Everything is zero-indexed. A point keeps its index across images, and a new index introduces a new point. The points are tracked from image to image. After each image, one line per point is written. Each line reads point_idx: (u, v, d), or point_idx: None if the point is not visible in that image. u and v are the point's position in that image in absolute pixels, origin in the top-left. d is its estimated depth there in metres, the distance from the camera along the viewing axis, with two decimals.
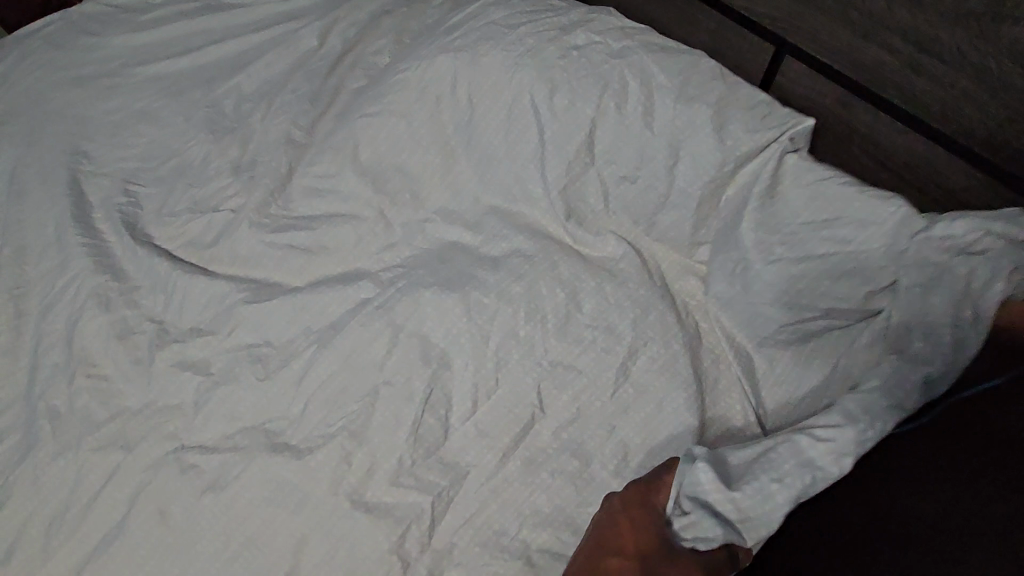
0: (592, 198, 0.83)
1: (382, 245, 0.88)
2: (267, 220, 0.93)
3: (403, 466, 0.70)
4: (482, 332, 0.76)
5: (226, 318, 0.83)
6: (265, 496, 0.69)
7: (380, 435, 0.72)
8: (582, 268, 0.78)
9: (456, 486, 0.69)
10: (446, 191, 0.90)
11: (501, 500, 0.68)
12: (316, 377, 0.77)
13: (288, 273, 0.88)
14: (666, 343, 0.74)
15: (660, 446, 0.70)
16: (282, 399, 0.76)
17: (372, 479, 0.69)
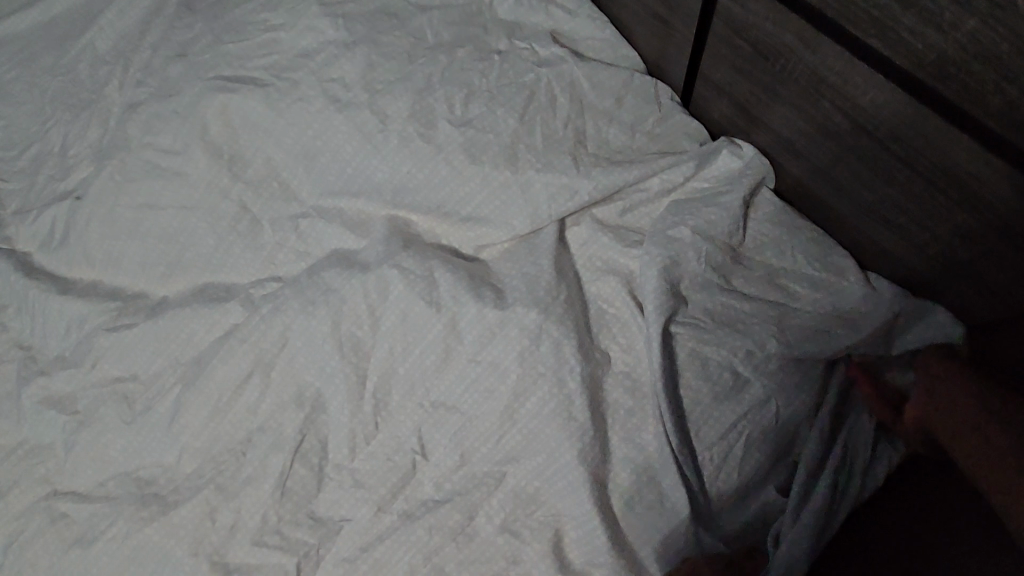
0: (492, 198, 0.69)
1: (251, 252, 0.74)
2: (125, 219, 0.79)
3: (267, 524, 0.63)
4: (357, 368, 0.65)
5: (90, 346, 0.74)
6: (129, 553, 0.64)
7: (247, 488, 0.64)
8: (468, 289, 0.65)
9: (325, 545, 0.62)
10: (322, 181, 0.74)
11: (373, 561, 0.60)
12: (181, 417, 0.68)
13: (155, 287, 0.77)
14: (560, 372, 0.61)
15: (555, 504, 0.59)
16: (146, 442, 0.69)
17: (235, 536, 0.63)
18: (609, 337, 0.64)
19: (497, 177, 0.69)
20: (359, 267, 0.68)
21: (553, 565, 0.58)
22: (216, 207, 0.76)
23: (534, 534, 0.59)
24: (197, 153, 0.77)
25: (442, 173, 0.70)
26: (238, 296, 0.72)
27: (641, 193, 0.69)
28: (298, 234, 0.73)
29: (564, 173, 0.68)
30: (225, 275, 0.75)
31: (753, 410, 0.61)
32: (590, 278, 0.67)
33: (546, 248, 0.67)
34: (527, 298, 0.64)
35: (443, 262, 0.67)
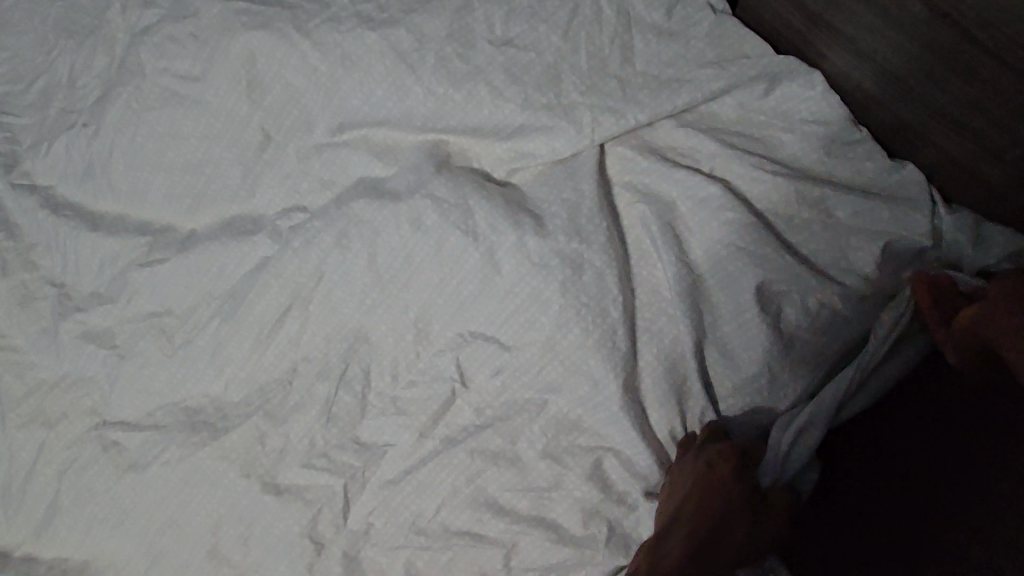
0: (533, 122, 0.67)
1: (276, 180, 0.72)
2: (149, 151, 0.77)
3: (313, 447, 0.64)
4: (396, 296, 0.65)
5: (126, 282, 0.74)
6: (182, 477, 0.66)
7: (294, 414, 0.65)
8: (503, 216, 0.63)
9: (371, 467, 0.63)
10: (348, 105, 0.70)
11: (416, 482, 0.62)
12: (223, 348, 0.69)
13: (182, 220, 0.75)
14: (603, 296, 0.61)
15: (598, 426, 0.60)
16: (189, 372, 0.70)
17: (283, 459, 0.65)
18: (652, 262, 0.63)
19: (538, 100, 0.68)
20: (391, 195, 0.66)
21: (595, 482, 0.60)
22: (239, 135, 0.73)
23: (576, 452, 0.60)
24: (216, 78, 0.74)
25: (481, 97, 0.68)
26: (266, 228, 0.71)
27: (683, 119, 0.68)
28: (321, 161, 0.71)
29: (608, 100, 0.67)
30: (252, 206, 0.73)
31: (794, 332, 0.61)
32: (631, 202, 0.65)
33: (587, 172, 0.65)
34: (567, 226, 0.62)
35: (481, 187, 0.65)
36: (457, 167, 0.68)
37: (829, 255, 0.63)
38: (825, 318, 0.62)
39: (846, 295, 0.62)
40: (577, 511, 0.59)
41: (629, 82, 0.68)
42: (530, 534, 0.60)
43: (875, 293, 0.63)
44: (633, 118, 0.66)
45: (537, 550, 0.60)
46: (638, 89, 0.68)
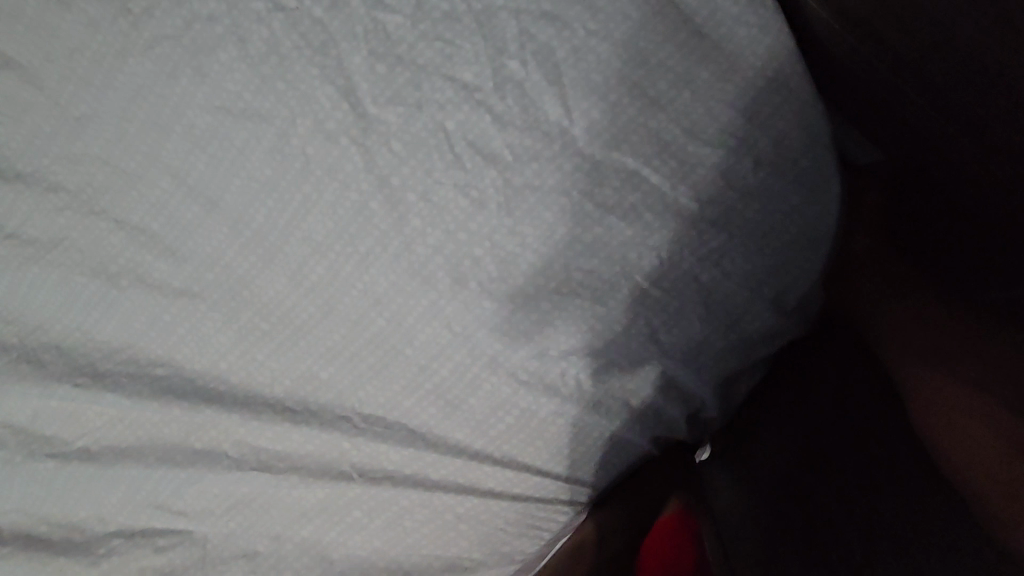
0: (448, 127, 0.55)
1: (146, 192, 0.64)
2: (13, 151, 0.68)
3: (219, 433, 0.67)
4: (292, 362, 0.65)
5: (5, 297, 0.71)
6: (101, 443, 0.70)
7: (186, 462, 0.68)
8: (392, 208, 0.56)
9: (268, 456, 0.66)
10: (231, 116, 0.59)
11: (316, 471, 0.66)
12: (127, 328, 0.68)
13: (46, 235, 0.69)
14: (511, 295, 0.56)
15: (499, 424, 0.61)
16: (94, 345, 0.70)
17: (192, 438, 0.68)
18: (570, 258, 0.56)
19: (450, 70, 0.56)
20: (282, 228, 0.60)
21: (493, 464, 0.63)
22: (108, 143, 0.64)
23: (476, 441, 0.63)
24: (84, 79, 0.63)
25: (391, 87, 0.56)
26: (145, 204, 0.65)
27: (624, 80, 0.56)
28: (197, 177, 0.61)
29: (542, 102, 0.56)
30: (121, 222, 0.66)
31: (705, 335, 0.61)
32: (568, 229, 0.56)
33: (500, 151, 0.55)
34: (493, 273, 0.56)
35: (374, 170, 0.56)
36: (344, 201, 0.57)
37: (756, 246, 0.60)
38: (738, 315, 0.61)
39: (761, 292, 0.61)
40: (469, 489, 0.64)
41: (575, 75, 0.56)
42: (421, 506, 0.65)
43: (794, 282, 0.62)
44: (572, 126, 0.56)
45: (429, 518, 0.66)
46: (579, 46, 0.56)
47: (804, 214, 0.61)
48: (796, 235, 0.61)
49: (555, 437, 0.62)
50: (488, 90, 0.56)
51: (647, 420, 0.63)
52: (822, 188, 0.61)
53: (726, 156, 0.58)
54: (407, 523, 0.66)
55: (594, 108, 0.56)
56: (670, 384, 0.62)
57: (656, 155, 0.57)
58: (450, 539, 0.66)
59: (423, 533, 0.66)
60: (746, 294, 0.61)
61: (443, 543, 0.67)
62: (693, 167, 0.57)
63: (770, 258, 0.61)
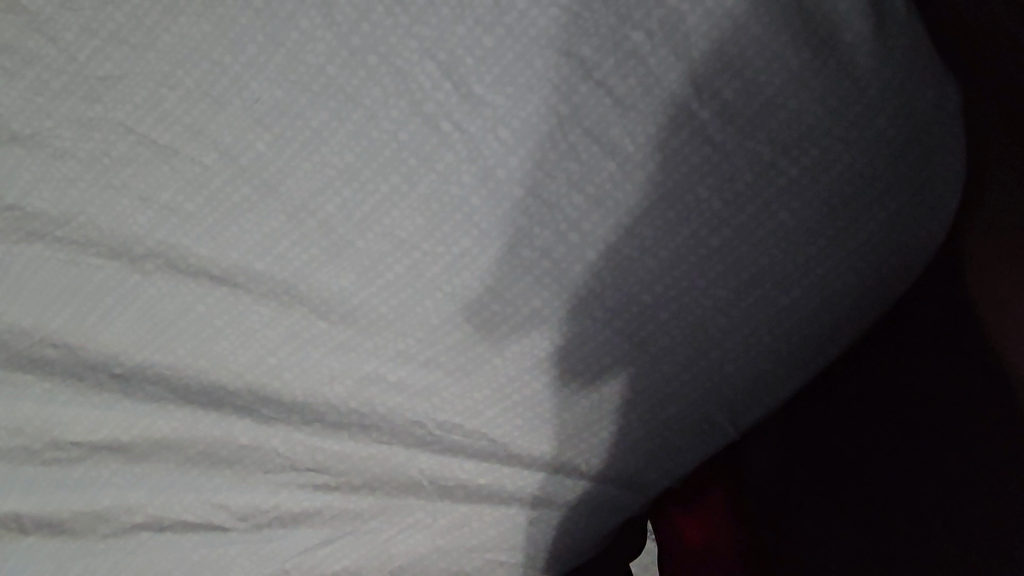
0: (561, 110, 0.51)
1: (185, 168, 0.57)
2: (15, 111, 0.59)
3: (272, 434, 0.61)
4: (358, 361, 0.58)
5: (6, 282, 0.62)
6: (137, 441, 0.63)
7: (231, 463, 0.62)
8: (490, 202, 0.53)
9: (328, 460, 0.60)
10: (307, 92, 0.53)
11: (382, 477, 0.60)
12: (156, 317, 0.60)
13: (58, 210, 0.59)
14: (618, 295, 0.53)
15: (590, 428, 0.58)
16: (119, 338, 0.61)
17: (240, 440, 0.61)
18: (684, 258, 0.53)
19: (567, 45, 0.51)
20: (364, 214, 0.55)
21: (579, 471, 0.59)
22: (135, 110, 0.56)
23: (563, 447, 0.58)
24: (116, 37, 0.56)
25: (499, 64, 0.51)
26: (179, 182, 0.57)
27: (762, 56, 0.50)
28: (255, 156, 0.55)
29: (668, 81, 0.50)
30: (158, 202, 0.58)
31: (821, 341, 0.56)
32: (685, 225, 0.52)
33: (616, 142, 0.51)
34: (600, 271, 0.53)
35: (478, 160, 0.53)
36: (443, 195, 0.54)
37: (885, 248, 0.53)
38: (858, 323, 0.56)
39: (885, 296, 0.55)
40: (550, 497, 0.60)
41: (706, 46, 0.50)
42: (498, 515, 0.61)
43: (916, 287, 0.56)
44: (701, 108, 0.51)
45: (504, 527, 0.61)
46: (715, 13, 0.49)
47: (936, 216, 0.53)
48: (930, 240, 0.54)
49: (647, 442, 0.58)
50: (608, 66, 0.51)
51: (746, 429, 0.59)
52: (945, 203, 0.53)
53: (867, 144, 0.51)
54: (482, 531, 0.62)
55: (727, 88, 0.50)
56: (775, 391, 0.57)
57: (793, 145, 0.51)
58: (518, 546, 0.63)
59: (497, 542, 0.62)
60: (864, 301, 0.55)
61: (517, 551, 0.63)
62: (828, 165, 0.51)
63: (900, 262, 0.54)
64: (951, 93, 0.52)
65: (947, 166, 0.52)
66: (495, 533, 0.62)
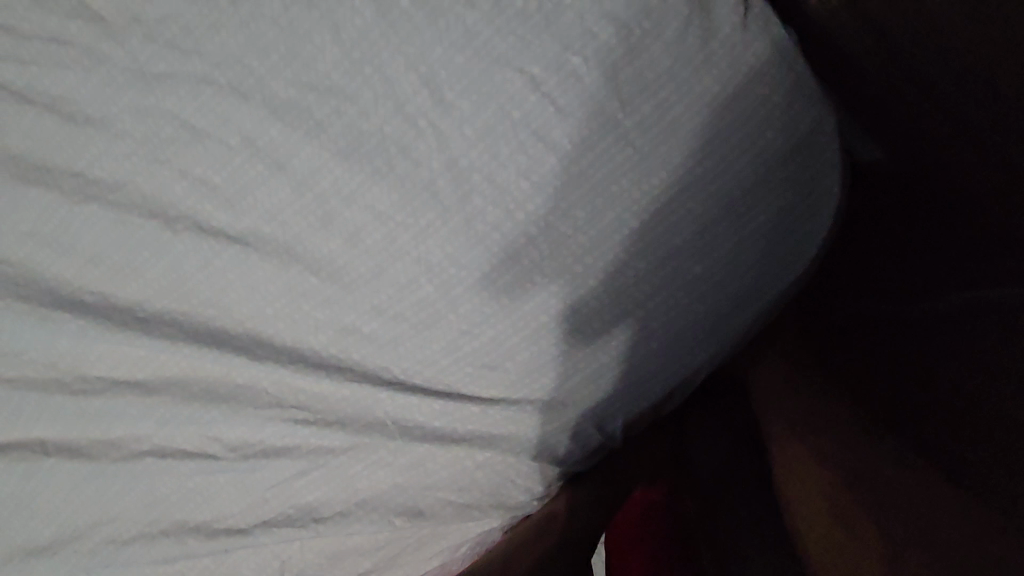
0: (513, 114, 0.64)
1: (216, 149, 0.70)
2: (84, 98, 0.73)
3: (262, 375, 0.72)
4: (338, 314, 0.70)
5: (60, 238, 0.76)
6: (151, 378, 0.75)
7: (226, 399, 0.73)
8: (454, 184, 0.66)
9: (307, 398, 0.71)
10: (315, 92, 0.67)
11: (352, 416, 0.70)
12: (180, 270, 0.73)
13: (109, 178, 0.73)
14: (553, 264, 0.65)
15: (530, 380, 0.68)
16: (147, 287, 0.74)
17: (236, 378, 0.72)
18: (609, 236, 0.64)
19: (520, 65, 0.64)
20: (354, 191, 0.68)
21: (520, 418, 0.69)
22: (180, 102, 0.71)
23: (506, 396, 0.68)
24: (172, 45, 0.71)
25: (466, 76, 0.65)
26: (209, 160, 0.71)
27: (674, 80, 0.63)
28: (270, 141, 0.69)
29: (599, 95, 0.63)
30: (191, 175, 0.71)
31: (725, 311, 0.66)
32: (609, 210, 0.64)
33: (555, 140, 0.64)
34: (538, 243, 0.65)
35: (445, 151, 0.66)
36: (416, 177, 0.66)
37: (778, 236, 0.64)
38: (758, 297, 0.66)
39: (779, 276, 0.66)
40: (495, 441, 0.70)
41: (630, 70, 0.63)
42: (448, 457, 0.70)
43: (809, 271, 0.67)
44: (624, 117, 0.63)
45: (455, 468, 0.71)
46: (636, 45, 0.63)
47: (819, 212, 0.65)
48: (816, 231, 0.65)
49: (578, 395, 0.68)
50: (552, 82, 0.63)
51: (665, 390, 0.69)
52: (825, 203, 0.65)
53: (761, 151, 0.63)
54: (435, 471, 0.71)
55: (646, 103, 0.63)
56: (686, 354, 0.67)
57: (700, 149, 0.63)
58: (465, 488, 0.71)
59: (447, 482, 0.71)
60: (763, 279, 0.65)
61: (464, 491, 0.72)
62: (729, 164, 0.63)
63: (791, 247, 0.65)
64: (828, 115, 0.65)
65: (827, 173, 0.65)
66: (446, 474, 0.71)
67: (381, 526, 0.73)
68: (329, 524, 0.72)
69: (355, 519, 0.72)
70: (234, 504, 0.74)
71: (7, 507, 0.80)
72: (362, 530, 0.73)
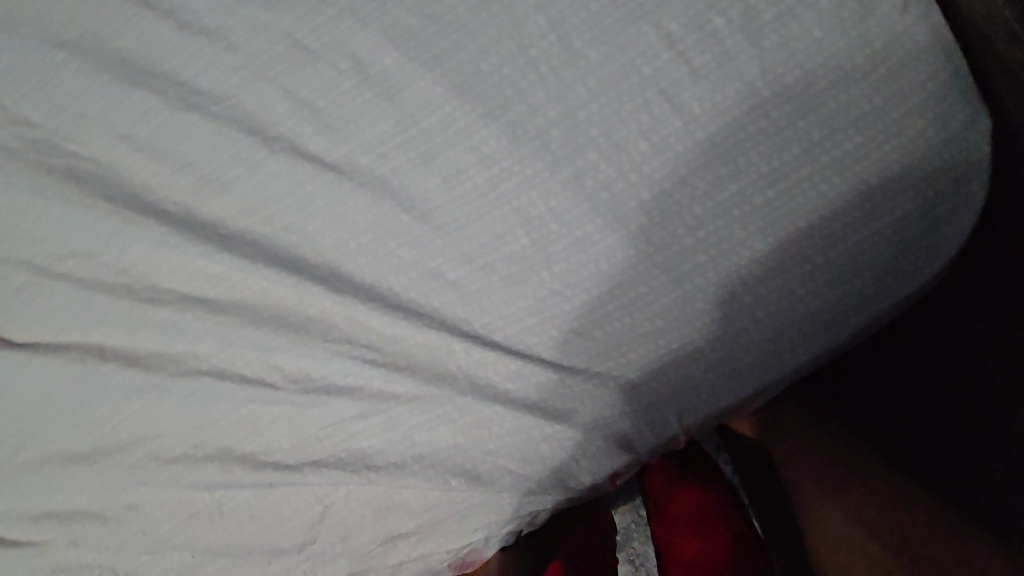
0: (642, 70, 0.61)
1: (325, 73, 0.69)
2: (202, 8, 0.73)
3: (335, 309, 0.69)
4: (425, 256, 0.67)
5: (155, 144, 0.75)
6: (221, 297, 0.73)
7: (293, 329, 0.70)
8: (568, 136, 0.62)
9: (378, 339, 0.68)
10: (437, 25, 0.65)
11: (422, 364, 0.67)
12: (268, 191, 0.71)
13: (213, 90, 0.72)
14: (661, 233, 0.61)
15: (616, 354, 0.64)
16: (232, 205, 0.72)
17: (308, 309, 0.70)
18: (726, 211, 0.60)
19: (657, 20, 0.60)
20: (461, 131, 0.65)
21: (598, 393, 0.65)
22: (296, 21, 0.69)
23: (587, 367, 0.64)
24: None
25: (598, 25, 0.61)
26: (316, 83, 0.69)
27: (822, 53, 0.58)
28: (382, 70, 0.67)
29: (739, 61, 0.59)
30: (296, 96, 0.70)
31: (837, 308, 0.61)
32: (730, 182, 0.60)
33: (684, 102, 0.60)
34: (649, 209, 0.61)
35: (564, 101, 0.62)
36: (529, 124, 0.63)
37: (908, 234, 0.60)
38: (875, 298, 0.61)
39: (901, 278, 0.61)
40: (568, 414, 0.66)
41: (776, 38, 0.59)
42: (516, 423, 0.66)
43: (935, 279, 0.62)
44: (763, 87, 0.59)
45: (521, 435, 0.67)
46: (787, 11, 0.58)
47: (958, 215, 0.60)
48: (951, 236, 0.60)
49: (665, 378, 0.64)
50: (689, 41, 0.60)
51: (758, 385, 0.64)
52: (966, 205, 0.60)
53: (907, 141, 0.58)
54: (499, 435, 0.67)
55: (787, 74, 0.59)
56: (788, 350, 0.63)
57: (840, 130, 0.58)
58: (527, 458, 0.68)
59: (509, 449, 0.67)
60: (884, 278, 0.61)
61: (526, 460, 0.68)
62: (868, 151, 0.58)
63: (920, 249, 0.60)
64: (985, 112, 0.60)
65: (975, 174, 0.59)
66: (511, 440, 0.67)
67: (434, 485, 0.69)
68: (380, 474, 0.69)
69: (408, 472, 0.69)
70: (285, 438, 0.72)
71: (60, 409, 0.79)
72: (413, 485, 0.69)
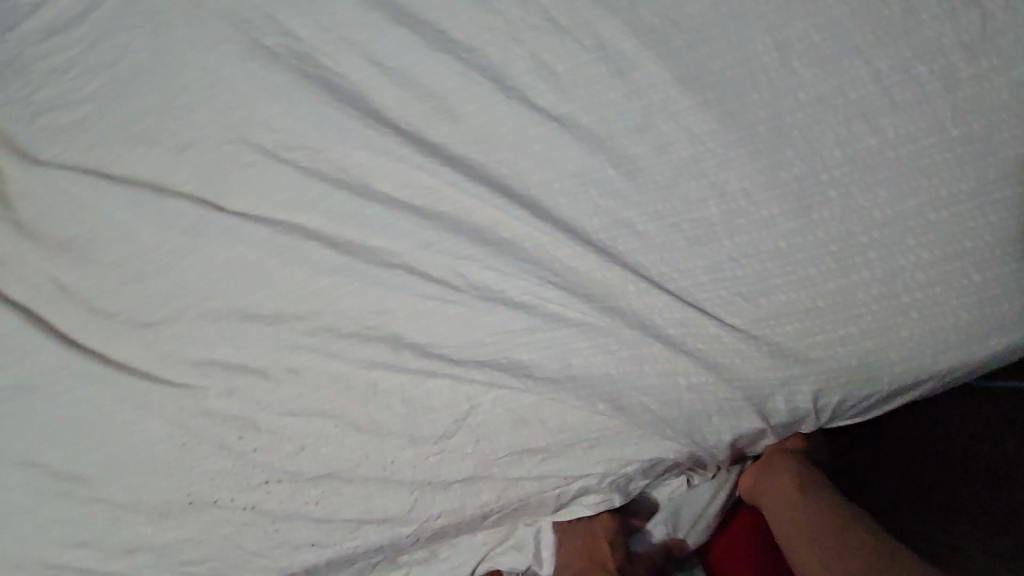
0: (848, 94, 0.73)
1: (569, 45, 0.82)
2: None
3: (531, 234, 0.80)
4: (623, 206, 0.78)
5: (401, 72, 0.89)
6: (428, 206, 0.85)
7: (487, 244, 0.81)
8: (774, 133, 0.74)
9: (562, 267, 0.78)
10: (677, 26, 0.79)
11: (598, 296, 0.77)
12: (493, 128, 0.84)
13: (467, 41, 0.87)
14: (840, 228, 0.71)
15: (776, 324, 0.72)
16: (457, 133, 0.85)
17: (505, 230, 0.81)
18: (901, 221, 0.70)
19: (870, 58, 0.73)
20: (679, 112, 0.77)
21: (752, 355, 0.73)
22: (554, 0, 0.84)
23: (747, 330, 0.73)
24: None
25: (818, 52, 0.74)
26: (560, 51, 0.83)
27: (1007, 112, 0.70)
28: (620, 52, 0.80)
29: (934, 102, 0.71)
30: (539, 59, 0.83)
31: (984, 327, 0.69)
32: (909, 198, 0.70)
33: (881, 126, 0.72)
34: (833, 205, 0.72)
35: (776, 105, 0.75)
36: (740, 117, 0.75)
37: None
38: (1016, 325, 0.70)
39: None
40: (720, 368, 0.74)
41: (969, 91, 0.70)
42: (671, 366, 0.74)
43: None
44: (951, 128, 0.70)
45: (672, 378, 0.75)
46: (982, 73, 0.70)
47: None
48: None
49: (815, 355, 0.72)
50: (894, 80, 0.72)
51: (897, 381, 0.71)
52: None
53: None
54: (652, 374, 0.75)
55: (975, 122, 0.70)
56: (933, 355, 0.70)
57: (1011, 175, 0.69)
58: (671, 400, 0.75)
59: (658, 388, 0.75)
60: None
61: (670, 403, 0.75)
62: None
63: None
64: None
65: None
66: (661, 381, 0.75)
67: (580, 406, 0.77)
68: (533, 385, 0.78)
69: (560, 390, 0.77)
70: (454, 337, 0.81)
71: (246, 275, 0.89)
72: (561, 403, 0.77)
